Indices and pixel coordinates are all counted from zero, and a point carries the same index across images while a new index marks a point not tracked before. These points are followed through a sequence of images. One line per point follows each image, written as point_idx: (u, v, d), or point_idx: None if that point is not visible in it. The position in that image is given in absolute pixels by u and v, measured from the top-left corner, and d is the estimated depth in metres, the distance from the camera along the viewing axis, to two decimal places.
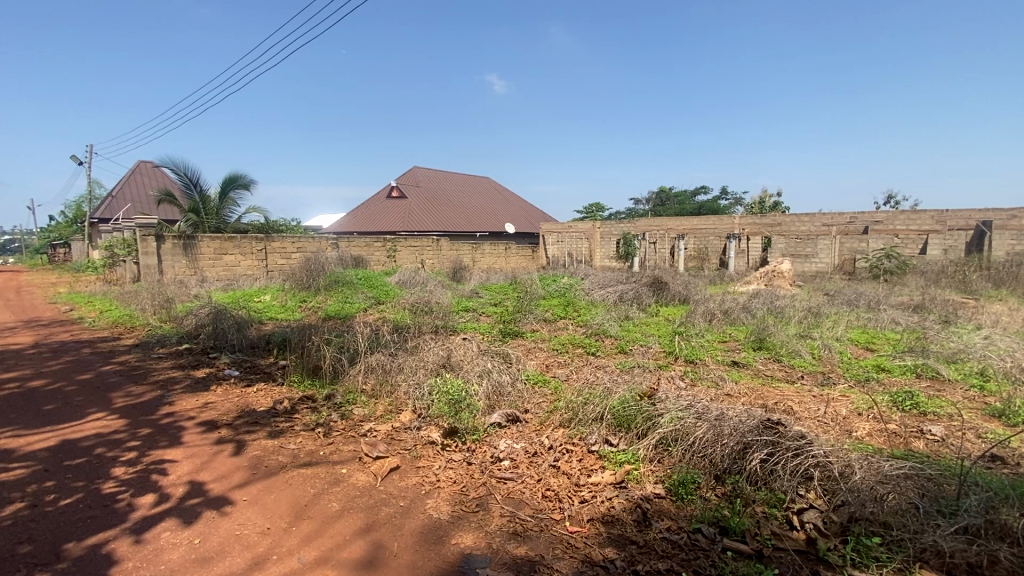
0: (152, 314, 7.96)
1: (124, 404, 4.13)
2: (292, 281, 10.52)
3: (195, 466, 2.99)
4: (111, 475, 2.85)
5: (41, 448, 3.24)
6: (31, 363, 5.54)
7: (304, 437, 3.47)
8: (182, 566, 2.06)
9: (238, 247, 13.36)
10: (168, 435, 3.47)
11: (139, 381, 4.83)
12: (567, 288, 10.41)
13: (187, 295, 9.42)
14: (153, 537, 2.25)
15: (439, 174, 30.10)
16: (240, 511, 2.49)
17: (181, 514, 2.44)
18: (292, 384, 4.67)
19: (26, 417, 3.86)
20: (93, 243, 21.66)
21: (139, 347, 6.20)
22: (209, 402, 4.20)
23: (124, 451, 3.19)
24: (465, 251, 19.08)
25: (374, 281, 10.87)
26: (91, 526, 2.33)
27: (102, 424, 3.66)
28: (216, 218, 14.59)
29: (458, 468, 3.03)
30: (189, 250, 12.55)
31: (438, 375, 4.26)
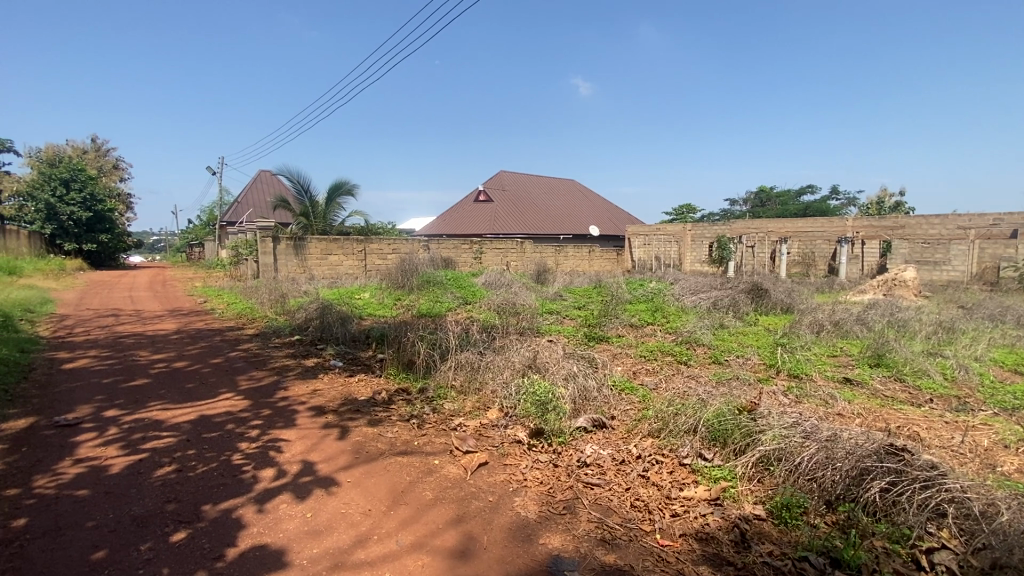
0: (268, 307, 8.86)
1: (248, 387, 4.65)
2: (388, 281, 11.19)
3: (307, 446, 3.29)
4: (239, 449, 3.22)
5: (184, 421, 3.74)
6: (176, 347, 6.40)
7: (400, 427, 3.68)
8: (298, 536, 2.27)
9: (341, 248, 14.47)
10: (284, 417, 3.85)
11: (260, 367, 5.41)
12: (655, 293, 10.09)
13: (298, 291, 10.36)
14: (274, 507, 2.50)
15: (526, 178, 30.51)
16: (344, 491, 2.70)
17: (295, 490, 2.69)
18: (389, 376, 4.96)
19: (173, 393, 4.48)
20: (222, 243, 24.57)
21: (259, 336, 6.93)
22: (318, 389, 4.60)
23: (249, 428, 3.59)
24: (550, 254, 19.10)
25: (462, 282, 11.23)
26: (225, 492, 2.65)
27: (231, 403, 4.15)
28: (323, 221, 15.94)
29: (546, 469, 3.05)
30: (300, 251, 13.81)
31: (525, 376, 4.30)
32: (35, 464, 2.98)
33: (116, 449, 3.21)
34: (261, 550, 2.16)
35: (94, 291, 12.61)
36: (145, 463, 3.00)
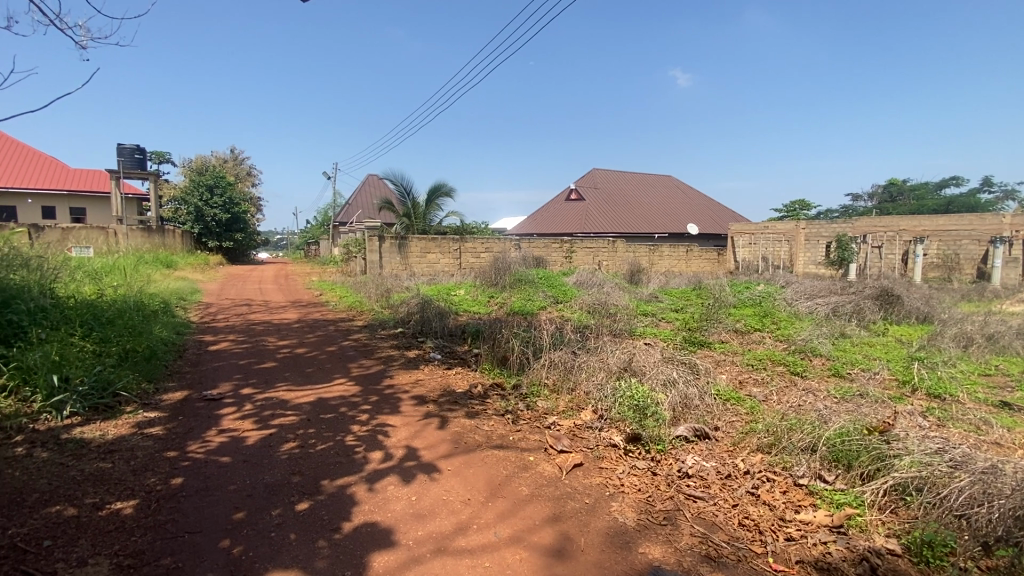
0: (374, 302, 9.52)
1: (358, 374, 5.02)
2: (483, 279, 11.50)
3: (410, 433, 3.48)
4: (351, 431, 3.48)
5: (305, 402, 4.13)
6: (297, 335, 7.10)
7: (496, 421, 3.76)
8: (404, 517, 2.41)
9: (439, 247, 15.14)
10: (390, 403, 4.11)
11: (367, 356, 5.82)
12: (763, 297, 9.34)
13: (400, 287, 11.00)
14: (382, 488, 2.68)
15: (620, 176, 29.79)
16: (445, 479, 2.81)
17: (401, 473, 2.86)
18: (484, 370, 5.09)
19: (296, 376, 4.97)
20: (335, 242, 26.83)
21: (367, 328, 7.46)
22: (419, 380, 4.85)
23: (360, 412, 3.88)
24: (644, 254, 18.46)
25: (554, 282, 11.23)
26: (340, 469, 2.88)
27: (344, 388, 4.52)
28: (422, 221, 16.80)
29: (644, 476, 2.95)
30: (402, 249, 14.67)
31: (621, 378, 4.19)
32: (189, 431, 3.46)
33: (251, 423, 3.63)
34: (372, 527, 2.32)
35: (232, 283, 14.37)
36: (273, 438, 3.36)
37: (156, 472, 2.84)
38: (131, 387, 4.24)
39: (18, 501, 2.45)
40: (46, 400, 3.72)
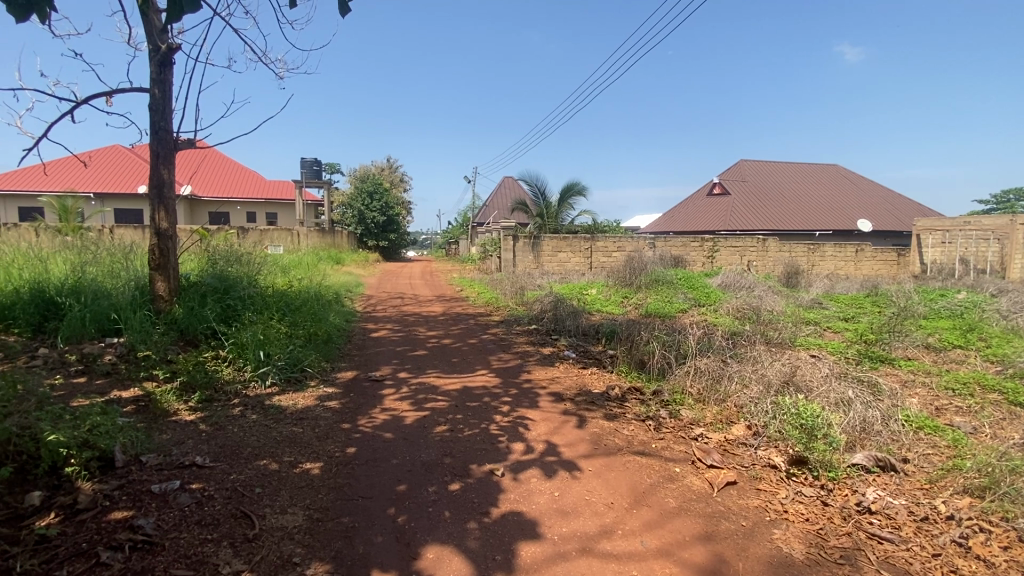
0: (510, 298, 9.85)
1: (498, 367, 5.24)
2: (617, 278, 11.23)
3: (550, 428, 3.52)
4: (495, 421, 3.64)
5: (452, 389, 4.42)
6: (442, 327, 7.65)
7: (637, 426, 3.63)
8: (548, 511, 2.44)
9: (571, 246, 15.15)
10: (529, 398, 4.21)
11: (506, 350, 6.04)
12: (965, 308, 7.69)
13: (533, 284, 11.23)
14: (526, 479, 2.75)
15: (772, 168, 26.96)
16: (587, 479, 2.79)
17: (543, 467, 2.91)
18: (621, 372, 4.95)
19: (443, 365, 5.35)
20: (472, 241, 28.46)
21: (504, 323, 7.75)
22: (556, 377, 4.89)
23: (501, 403, 4.04)
24: (801, 254, 16.42)
25: (695, 283, 10.51)
26: (487, 456, 3.03)
27: (486, 379, 4.74)
28: (555, 220, 16.99)
29: (811, 505, 2.61)
30: (535, 248, 14.97)
31: (780, 393, 3.76)
32: (359, 407, 3.93)
33: (407, 405, 4.00)
34: (519, 517, 2.39)
35: (386, 278, 16.01)
36: (426, 420, 3.66)
37: (334, 440, 3.26)
38: (313, 364, 4.95)
39: (237, 452, 3.00)
40: (254, 370, 4.52)
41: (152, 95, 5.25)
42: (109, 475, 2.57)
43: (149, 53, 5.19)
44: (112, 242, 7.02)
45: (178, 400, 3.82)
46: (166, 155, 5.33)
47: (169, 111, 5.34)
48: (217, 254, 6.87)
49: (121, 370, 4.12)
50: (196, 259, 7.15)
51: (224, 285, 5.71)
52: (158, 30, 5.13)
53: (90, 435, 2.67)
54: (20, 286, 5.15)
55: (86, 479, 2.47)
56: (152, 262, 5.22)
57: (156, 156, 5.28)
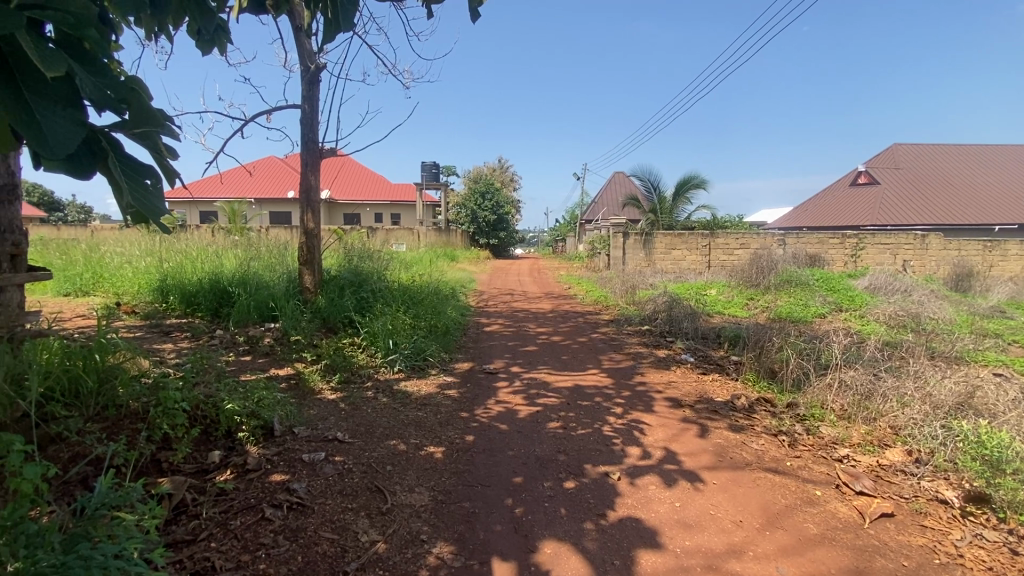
0: (621, 297, 9.58)
1: (610, 367, 5.12)
2: (740, 278, 10.39)
3: (668, 435, 3.36)
4: (609, 422, 3.57)
5: (564, 387, 4.42)
6: (552, 324, 7.69)
7: (768, 441, 3.32)
8: (669, 522, 2.33)
9: (686, 243, 14.34)
10: (644, 401, 4.06)
11: (618, 350, 5.89)
12: None
13: (646, 283, 10.81)
14: (644, 485, 2.66)
15: (935, 152, 23.10)
16: (711, 492, 2.62)
17: (661, 474, 2.79)
18: (747, 381, 4.56)
19: (554, 362, 5.36)
20: (580, 238, 28.22)
21: (615, 323, 7.56)
22: (673, 382, 4.65)
23: (615, 405, 3.94)
24: (974, 252, 13.86)
25: (835, 285, 9.36)
26: (602, 457, 2.98)
27: (598, 379, 4.67)
28: (669, 216, 16.22)
29: (996, 553, 2.18)
30: (647, 245, 14.38)
31: (951, 417, 3.19)
32: (475, 398, 4.09)
33: (521, 399, 4.07)
34: (637, 523, 2.31)
35: (496, 275, 16.51)
36: (540, 415, 3.69)
37: (454, 427, 3.44)
38: (434, 354, 5.26)
39: (370, 431, 3.29)
40: (383, 357, 4.92)
41: (303, 110, 5.94)
42: (270, 442, 2.97)
43: (301, 73, 5.88)
44: (269, 240, 8.10)
45: (321, 380, 4.30)
46: (313, 163, 6.01)
47: (316, 124, 6.00)
48: (352, 251, 7.60)
49: (277, 351, 4.73)
50: (334, 256, 7.98)
51: (358, 279, 6.30)
52: (309, 52, 5.78)
53: (256, 406, 3.11)
54: (203, 277, 6.15)
55: (252, 444, 2.87)
56: (301, 258, 5.92)
57: (305, 164, 5.97)
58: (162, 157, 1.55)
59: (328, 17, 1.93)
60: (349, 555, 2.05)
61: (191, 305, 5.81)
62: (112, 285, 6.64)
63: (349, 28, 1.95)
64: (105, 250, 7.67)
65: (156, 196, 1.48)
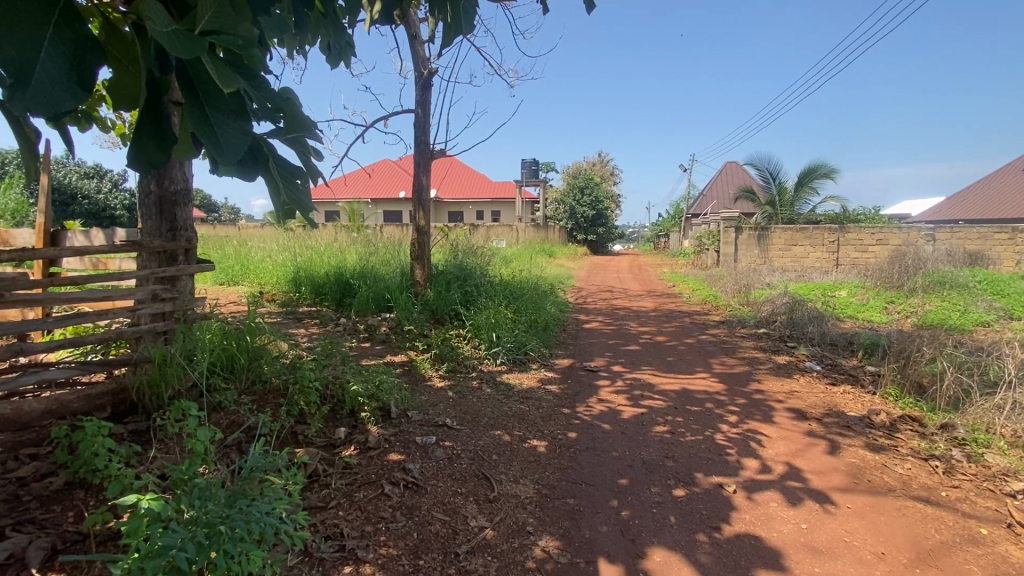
0: (732, 296, 8.94)
1: (721, 371, 4.80)
2: (876, 278, 9.20)
3: (791, 449, 3.06)
4: (721, 430, 3.34)
5: (670, 389, 4.23)
6: (656, 323, 7.39)
7: (915, 466, 2.90)
8: (794, 544, 2.12)
9: (810, 238, 13.00)
10: (762, 410, 3.74)
11: (730, 354, 5.50)
12: None
13: (761, 282, 9.97)
14: (764, 501, 2.45)
15: None
16: (844, 517, 2.34)
17: (784, 491, 2.56)
18: (887, 395, 4.03)
19: (659, 363, 5.15)
20: (685, 234, 26.83)
21: (726, 324, 7.08)
22: (795, 391, 4.24)
23: (728, 412, 3.68)
24: None
25: (1003, 288, 7.93)
26: (715, 467, 2.79)
27: (708, 383, 4.40)
28: (790, 209, 14.81)
29: None
30: (762, 241, 13.25)
31: None
32: (577, 394, 4.07)
33: (624, 399, 3.97)
34: (757, 541, 2.14)
35: (596, 271, 16.23)
36: (645, 417, 3.57)
37: (556, 423, 3.44)
38: (535, 349, 5.31)
39: (477, 420, 3.40)
40: (487, 349, 5.07)
41: (417, 113, 6.30)
42: (387, 423, 3.20)
43: (414, 79, 6.23)
44: (384, 237, 8.72)
45: (431, 368, 4.54)
46: (425, 164, 6.35)
47: (428, 127, 6.32)
48: (458, 246, 7.94)
49: (392, 339, 5.09)
50: (442, 251, 8.39)
51: (464, 274, 6.56)
52: (423, 59, 6.12)
53: (376, 389, 3.36)
54: (329, 270, 6.80)
55: (373, 423, 3.11)
56: (413, 253, 6.30)
57: (418, 165, 6.34)
58: (308, 159, 1.73)
59: (447, 20, 2.00)
60: (460, 538, 2.14)
61: (319, 295, 6.45)
62: (256, 276, 7.58)
63: (470, 30, 2.04)
64: (251, 245, 8.77)
65: (304, 193, 1.69)
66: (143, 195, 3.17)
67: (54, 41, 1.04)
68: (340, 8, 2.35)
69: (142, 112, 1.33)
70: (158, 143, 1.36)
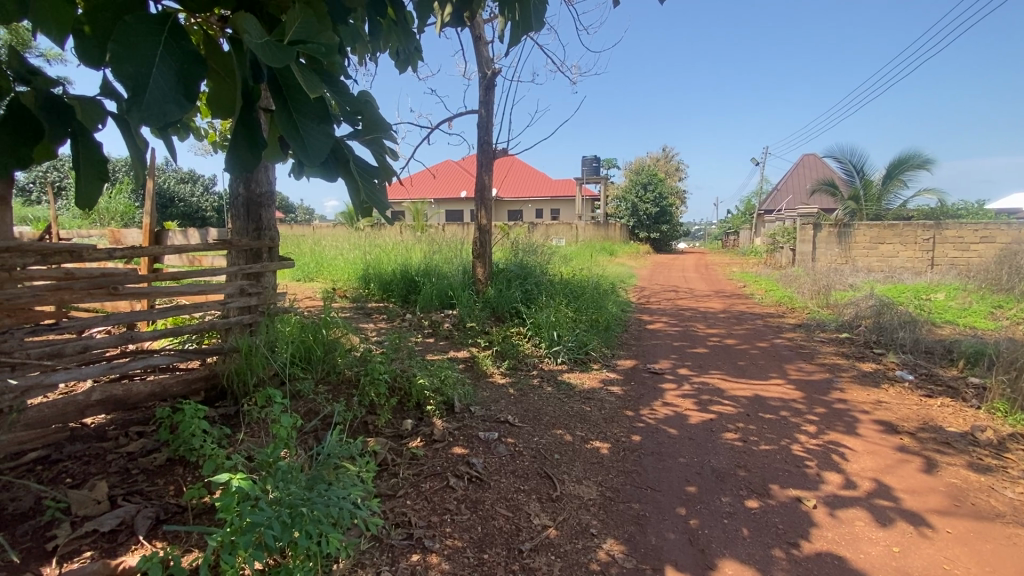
0: (810, 297, 8.38)
1: (798, 378, 4.51)
2: (980, 280, 8.28)
3: (879, 465, 2.82)
4: (798, 441, 3.14)
5: (741, 395, 4.03)
6: (725, 325, 7.06)
7: None
8: (882, 568, 1.96)
9: (900, 236, 11.92)
10: (845, 421, 3.47)
11: (808, 360, 5.15)
12: None
13: (843, 283, 9.27)
14: (848, 519, 2.28)
15: None
16: (944, 542, 2.13)
17: (871, 510, 2.36)
18: (994, 411, 3.62)
19: (729, 367, 4.92)
20: (756, 231, 25.43)
21: (803, 328, 6.64)
22: (883, 402, 3.90)
23: (806, 422, 3.45)
24: None
25: None
26: (792, 479, 2.63)
27: (783, 390, 4.14)
28: (876, 204, 13.66)
29: None
30: (844, 238, 12.30)
31: None
32: (641, 397, 3.96)
33: (691, 403, 3.82)
34: (841, 562, 1.99)
35: (659, 270, 15.74)
36: (714, 423, 3.42)
37: (619, 425, 3.37)
38: (597, 349, 5.23)
39: (539, 418, 3.40)
40: (548, 347, 5.06)
41: (480, 113, 6.38)
42: (451, 416, 3.27)
43: (478, 79, 6.31)
44: (447, 235, 8.92)
45: (493, 364, 4.60)
46: (488, 163, 6.43)
47: (491, 127, 6.39)
48: (520, 244, 7.98)
49: (455, 335, 5.20)
50: (503, 249, 8.46)
51: (525, 272, 6.59)
52: (486, 59, 6.19)
53: (441, 383, 3.45)
54: (395, 267, 7.06)
55: (438, 416, 3.20)
56: (475, 251, 6.40)
57: (481, 165, 6.43)
58: (384, 159, 1.79)
59: (515, 19, 1.98)
60: (523, 535, 2.15)
61: (386, 291, 6.71)
62: (329, 273, 8.00)
63: (539, 27, 2.04)
64: (324, 244, 9.26)
65: (381, 192, 1.75)
66: (233, 197, 3.44)
67: (165, 57, 1.14)
68: (410, 17, 2.40)
69: (238, 119, 1.42)
70: (250, 146, 1.46)
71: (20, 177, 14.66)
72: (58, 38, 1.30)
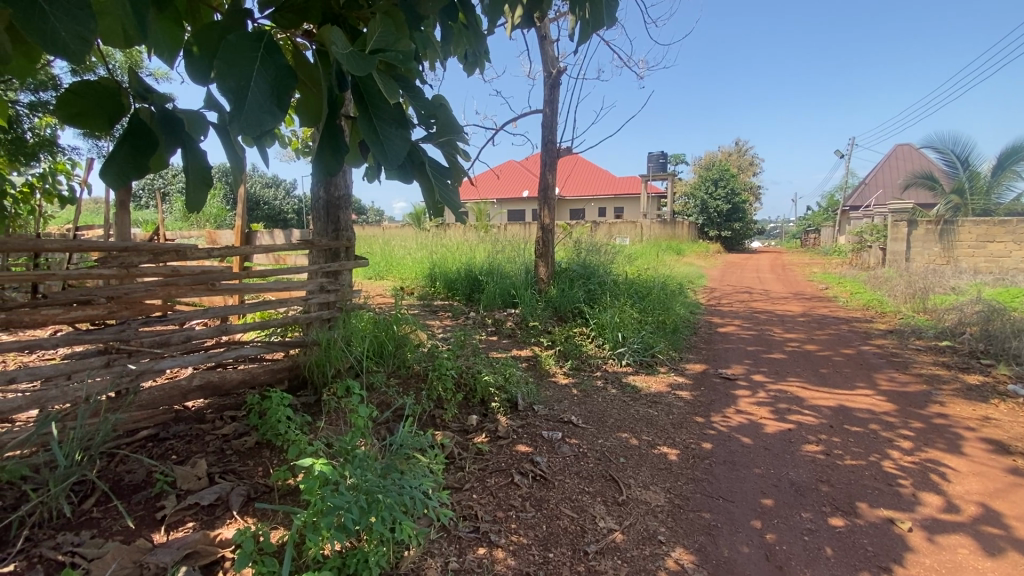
0: (903, 301, 7.67)
1: (890, 388, 4.14)
2: None
3: (988, 488, 2.54)
4: (890, 456, 2.89)
5: (823, 404, 3.76)
6: (804, 330, 6.62)
7: None
8: None
9: (1013, 233, 10.62)
10: (946, 438, 3.15)
11: (901, 369, 4.72)
12: None
13: (943, 285, 8.39)
14: (950, 546, 2.07)
15: None
16: None
17: (978, 538, 2.13)
18: None
19: (809, 375, 4.60)
20: (841, 228, 23.58)
21: (895, 334, 6.09)
22: (992, 418, 3.50)
23: (899, 437, 3.16)
24: None
25: None
26: (883, 498, 2.42)
27: (872, 401, 3.82)
28: (985, 198, 12.25)
29: None
30: (946, 236, 11.11)
31: None
32: (712, 403, 3.80)
33: (767, 412, 3.62)
34: None
35: (731, 270, 15.00)
36: (792, 434, 3.21)
37: (688, 431, 3.26)
38: (663, 352, 5.09)
39: (603, 420, 3.36)
40: (612, 349, 4.98)
41: (545, 113, 6.39)
42: (515, 414, 3.31)
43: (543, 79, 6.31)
44: (510, 235, 9.01)
45: (556, 364, 4.59)
46: (551, 163, 6.43)
47: (555, 126, 6.38)
48: (583, 244, 7.92)
49: (518, 334, 5.25)
50: (566, 248, 8.42)
51: (588, 272, 6.52)
52: (551, 58, 6.18)
53: (505, 381, 3.50)
54: (460, 266, 7.24)
55: (502, 413, 3.24)
56: (538, 251, 6.41)
57: (545, 164, 6.44)
58: (456, 160, 1.84)
59: (586, 17, 1.97)
60: (589, 537, 2.13)
61: (451, 289, 6.88)
62: (397, 271, 8.33)
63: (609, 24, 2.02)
64: (393, 244, 9.65)
65: (453, 192, 1.80)
66: (314, 200, 3.67)
67: (261, 72, 1.23)
68: (480, 21, 2.45)
69: (323, 125, 1.51)
70: (334, 152, 1.55)
71: (133, 185, 16.40)
72: (170, 58, 1.43)
